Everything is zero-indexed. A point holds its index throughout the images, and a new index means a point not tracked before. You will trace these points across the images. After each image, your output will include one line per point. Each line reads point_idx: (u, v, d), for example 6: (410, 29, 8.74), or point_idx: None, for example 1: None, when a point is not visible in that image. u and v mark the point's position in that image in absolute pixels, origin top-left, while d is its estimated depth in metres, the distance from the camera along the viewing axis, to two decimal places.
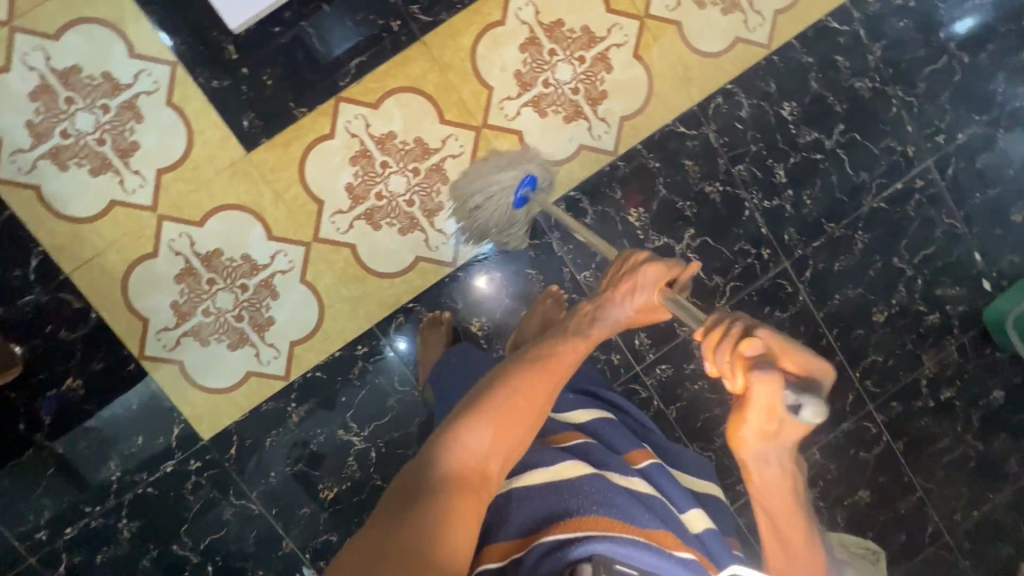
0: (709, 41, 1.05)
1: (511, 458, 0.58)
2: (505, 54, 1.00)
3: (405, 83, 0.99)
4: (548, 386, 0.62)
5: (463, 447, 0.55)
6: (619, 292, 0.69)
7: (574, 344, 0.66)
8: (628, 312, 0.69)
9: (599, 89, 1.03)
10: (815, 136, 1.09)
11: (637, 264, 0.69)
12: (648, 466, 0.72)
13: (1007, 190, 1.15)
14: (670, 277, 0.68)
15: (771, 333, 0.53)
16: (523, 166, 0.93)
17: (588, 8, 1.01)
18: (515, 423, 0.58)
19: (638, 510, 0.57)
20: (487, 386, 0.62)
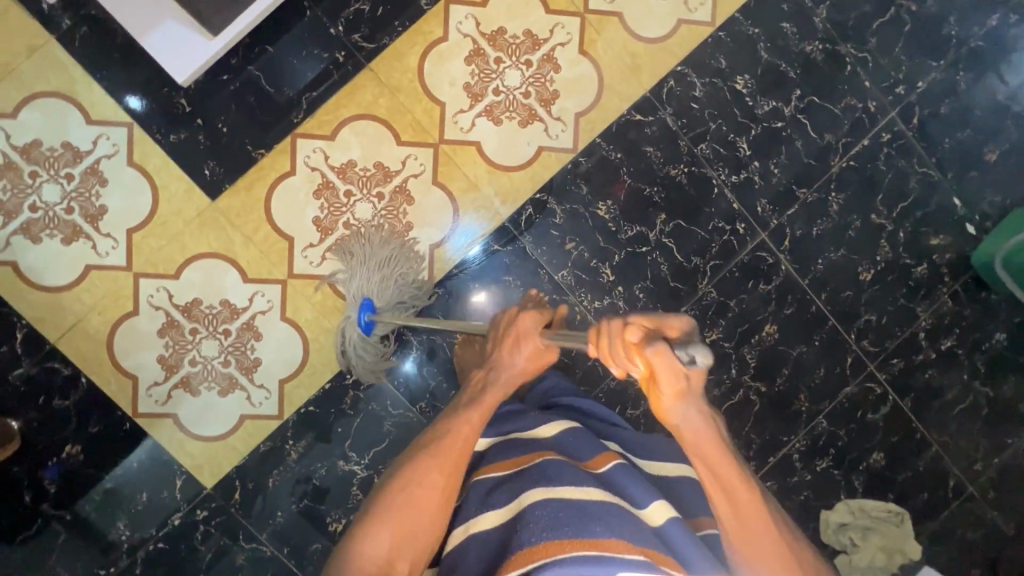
0: (653, 26, 1.05)
1: (415, 553, 0.66)
2: (452, 68, 1.01)
3: (358, 111, 1.00)
4: (443, 471, 0.71)
5: (365, 556, 0.65)
6: (504, 350, 0.80)
7: (467, 416, 0.76)
8: (519, 364, 0.80)
9: (550, 90, 1.03)
10: (773, 105, 1.09)
11: (513, 320, 0.81)
12: (609, 469, 0.69)
13: (976, 131, 1.14)
14: (542, 322, 0.81)
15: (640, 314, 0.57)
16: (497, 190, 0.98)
17: (527, 12, 1.02)
18: (413, 515, 0.68)
19: (588, 522, 0.58)
20: (387, 484, 0.72)
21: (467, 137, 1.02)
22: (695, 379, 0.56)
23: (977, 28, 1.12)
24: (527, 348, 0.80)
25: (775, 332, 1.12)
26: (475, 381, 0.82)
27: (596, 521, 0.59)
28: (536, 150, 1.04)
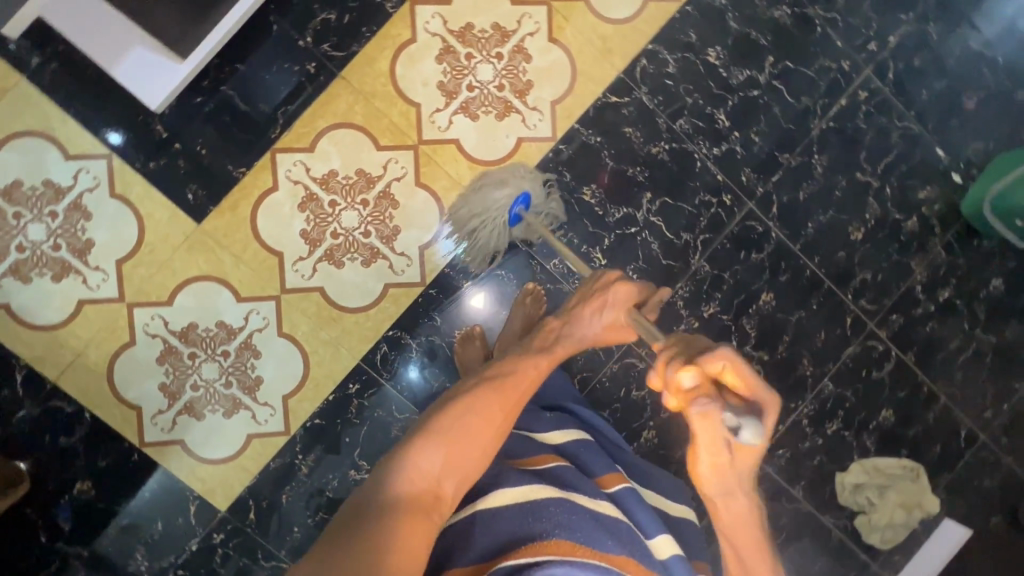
0: (619, 8, 1.05)
1: (464, 480, 0.64)
2: (423, 69, 1.01)
3: (335, 120, 1.00)
4: (504, 409, 0.71)
5: (419, 469, 0.62)
6: (590, 310, 0.81)
7: (534, 361, 0.77)
8: (597, 328, 0.81)
9: (524, 81, 1.03)
10: (747, 74, 1.09)
11: (608, 284, 0.82)
12: (618, 491, 0.77)
13: (951, 80, 1.14)
14: (632, 297, 0.81)
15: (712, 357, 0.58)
16: (514, 182, 0.96)
17: (493, 6, 1.02)
18: (470, 440, 0.66)
19: (600, 535, 0.63)
20: (441, 410, 0.69)
21: (445, 135, 1.02)
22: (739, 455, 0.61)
23: None
24: (616, 315, 0.80)
25: (773, 299, 1.12)
26: (547, 331, 0.82)
27: (608, 536, 0.63)
28: (516, 142, 1.04)
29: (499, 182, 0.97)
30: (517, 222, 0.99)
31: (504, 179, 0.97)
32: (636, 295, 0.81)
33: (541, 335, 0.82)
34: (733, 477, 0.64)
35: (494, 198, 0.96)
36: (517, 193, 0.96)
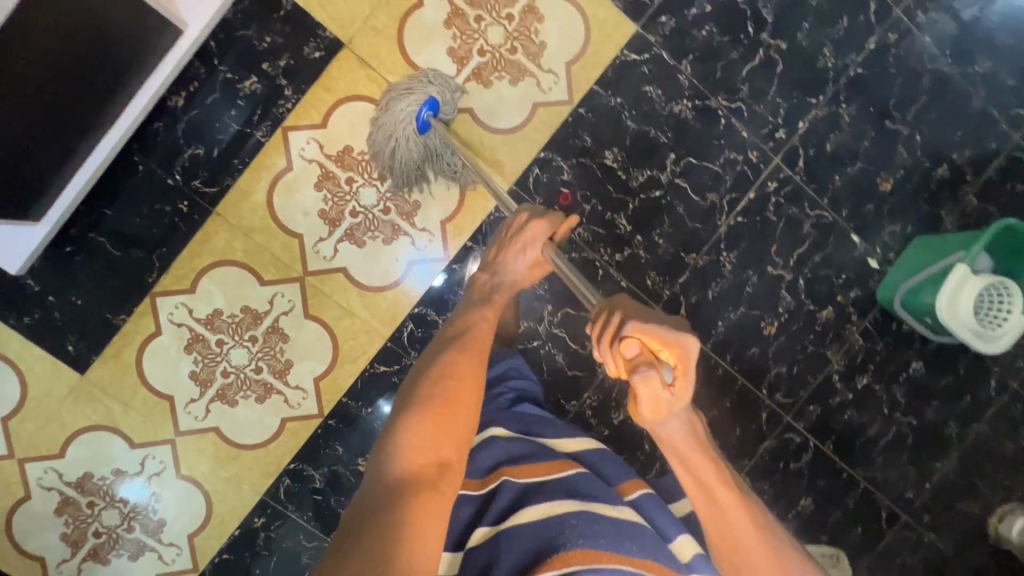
0: (507, 116, 0.99)
1: (460, 440, 0.68)
2: (303, 198, 0.97)
3: (215, 257, 0.96)
4: (472, 367, 0.73)
5: (412, 446, 0.64)
6: (513, 252, 0.83)
7: (483, 313, 0.80)
8: (523, 268, 0.84)
9: (410, 202, 0.99)
10: (649, 174, 1.03)
11: (523, 225, 0.83)
12: (638, 497, 0.76)
13: (866, 163, 1.09)
14: (551, 231, 0.83)
15: (636, 326, 0.64)
16: (419, 88, 0.91)
17: (372, 126, 0.97)
18: (456, 406, 0.69)
19: (624, 541, 0.64)
20: (417, 383, 0.71)
21: (332, 264, 0.99)
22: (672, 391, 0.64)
23: (854, 55, 1.06)
24: (535, 253, 0.83)
25: None
26: (481, 285, 0.85)
27: (630, 540, 0.65)
28: (407, 265, 1.00)
29: (400, 92, 0.91)
30: (426, 130, 0.93)
31: (410, 89, 0.91)
32: (556, 227, 0.84)
33: (475, 290, 0.84)
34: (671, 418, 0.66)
35: (398, 110, 0.91)
36: (422, 98, 0.91)
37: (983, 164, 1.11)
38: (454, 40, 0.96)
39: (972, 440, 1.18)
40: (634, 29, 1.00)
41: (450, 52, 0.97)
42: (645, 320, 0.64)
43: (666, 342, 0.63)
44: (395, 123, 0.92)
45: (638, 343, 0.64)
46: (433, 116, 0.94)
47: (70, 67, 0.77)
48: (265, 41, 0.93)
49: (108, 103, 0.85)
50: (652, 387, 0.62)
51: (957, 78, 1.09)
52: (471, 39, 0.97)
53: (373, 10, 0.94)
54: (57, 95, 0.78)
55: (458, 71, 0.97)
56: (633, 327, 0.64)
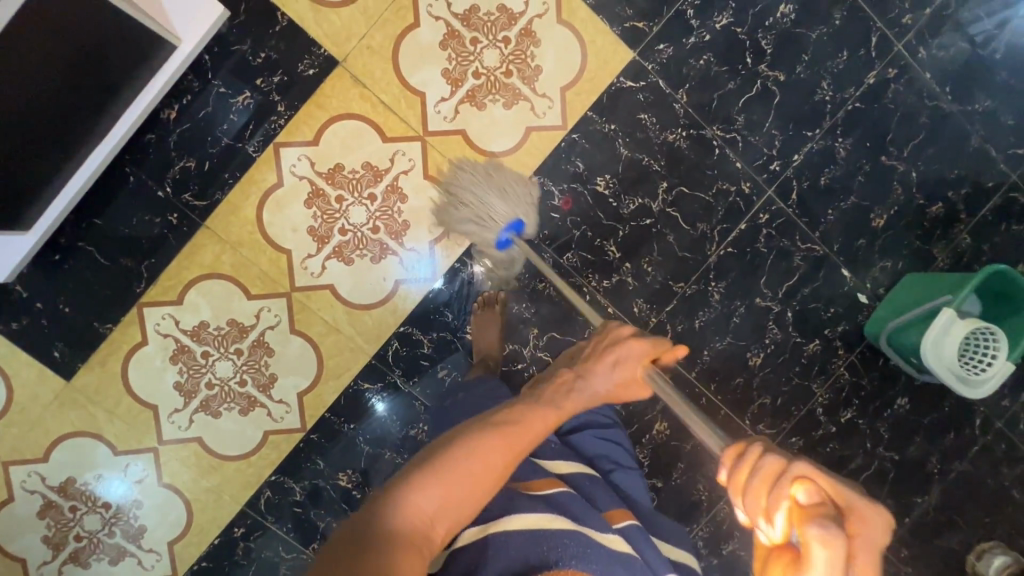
0: (499, 139, 0.99)
1: (460, 521, 0.55)
2: (292, 214, 0.97)
3: (202, 270, 0.97)
4: (511, 451, 0.59)
5: (412, 508, 0.53)
6: (604, 363, 0.70)
7: (546, 412, 0.65)
8: (610, 385, 0.69)
9: (399, 221, 0.99)
10: (640, 202, 1.03)
11: (622, 339, 0.70)
12: (627, 527, 0.70)
13: (860, 198, 1.08)
14: (655, 354, 0.69)
15: (811, 468, 0.41)
16: (517, 206, 0.95)
17: (363, 144, 0.96)
18: (476, 483, 0.56)
19: (616, 569, 0.57)
20: (445, 442, 0.59)
21: (319, 281, 0.99)
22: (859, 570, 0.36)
23: (853, 90, 1.05)
24: (630, 373, 0.68)
25: (667, 428, 1.09)
26: (557, 385, 0.70)
27: (622, 570, 0.57)
28: (394, 284, 1.00)
29: (496, 189, 0.95)
30: (505, 246, 0.98)
31: (503, 189, 0.95)
32: (659, 349, 0.69)
33: (551, 386, 0.70)
34: None
35: (490, 206, 0.94)
36: (513, 218, 0.95)
37: (978, 203, 1.11)
38: (449, 62, 0.96)
39: (954, 477, 1.18)
40: (631, 57, 1.00)
41: (445, 73, 0.96)
42: (818, 465, 0.42)
43: (856, 506, 0.38)
44: (485, 207, 0.95)
45: (812, 488, 0.39)
46: (515, 235, 0.97)
47: (65, 80, 0.76)
48: (259, 56, 0.93)
49: (101, 115, 0.84)
50: (835, 573, 0.35)
51: (956, 115, 1.08)
52: (467, 61, 0.96)
53: (369, 29, 0.94)
54: (42, 108, 0.76)
55: (452, 93, 0.97)
56: (806, 466, 0.41)
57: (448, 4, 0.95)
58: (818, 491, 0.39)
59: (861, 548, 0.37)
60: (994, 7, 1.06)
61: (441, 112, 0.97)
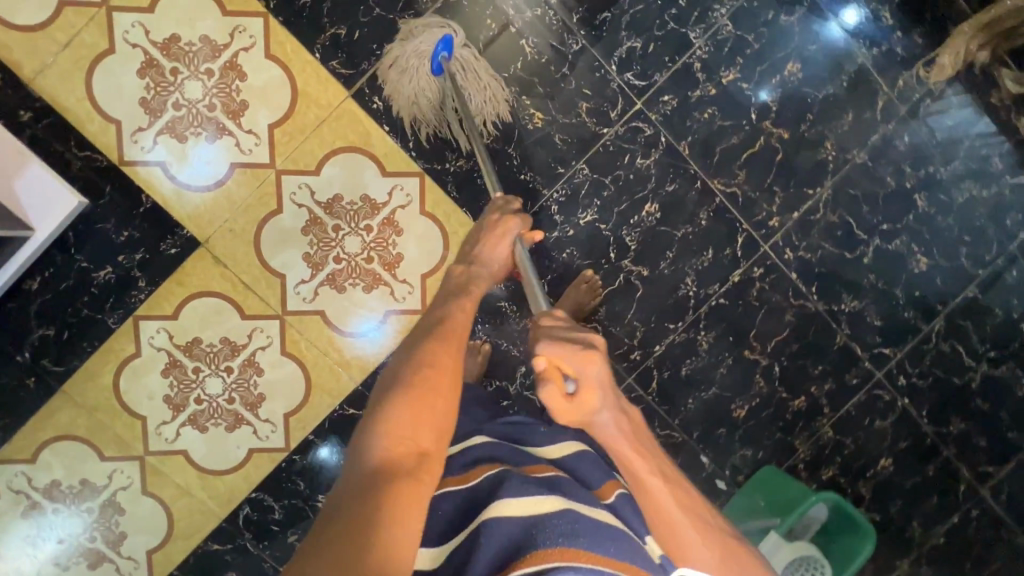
0: (358, 320, 1.01)
1: (441, 429, 0.60)
2: (148, 382, 0.99)
3: (58, 431, 0.99)
4: (450, 354, 0.65)
5: (389, 437, 0.58)
6: (495, 237, 0.79)
7: (459, 303, 0.71)
8: (503, 256, 0.80)
9: (255, 393, 1.01)
10: (497, 383, 1.06)
11: (505, 221, 0.80)
12: (625, 502, 0.63)
13: (721, 389, 1.09)
14: (525, 226, 0.81)
15: (543, 342, 0.60)
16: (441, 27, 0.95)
17: (222, 320, 0.99)
18: (435, 394, 0.61)
19: (605, 541, 0.52)
20: (393, 370, 0.65)
21: (172, 446, 1.01)
22: (586, 398, 0.58)
23: (716, 286, 1.07)
24: (514, 237, 0.79)
25: None
26: (456, 276, 0.77)
27: (613, 542, 0.53)
28: (247, 452, 1.02)
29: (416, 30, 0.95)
30: (439, 71, 0.95)
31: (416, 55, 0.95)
32: (524, 228, 0.81)
33: (454, 281, 0.76)
34: (592, 426, 0.59)
35: (413, 43, 0.94)
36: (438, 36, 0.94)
37: (841, 398, 1.12)
38: (311, 246, 0.99)
39: None
40: None
41: (306, 257, 0.99)
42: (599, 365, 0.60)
43: (569, 363, 0.58)
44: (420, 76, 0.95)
45: (547, 359, 0.59)
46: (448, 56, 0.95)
47: None
48: (122, 235, 0.96)
49: None
50: (558, 407, 0.59)
51: (822, 314, 1.09)
52: (329, 246, 0.99)
53: (231, 213, 0.97)
54: None
55: (313, 275, 0.99)
56: (541, 343, 0.60)
57: (311, 192, 0.98)
58: (546, 356, 0.59)
59: (584, 388, 0.58)
60: (864, 213, 1.08)
61: (301, 292, 1.00)
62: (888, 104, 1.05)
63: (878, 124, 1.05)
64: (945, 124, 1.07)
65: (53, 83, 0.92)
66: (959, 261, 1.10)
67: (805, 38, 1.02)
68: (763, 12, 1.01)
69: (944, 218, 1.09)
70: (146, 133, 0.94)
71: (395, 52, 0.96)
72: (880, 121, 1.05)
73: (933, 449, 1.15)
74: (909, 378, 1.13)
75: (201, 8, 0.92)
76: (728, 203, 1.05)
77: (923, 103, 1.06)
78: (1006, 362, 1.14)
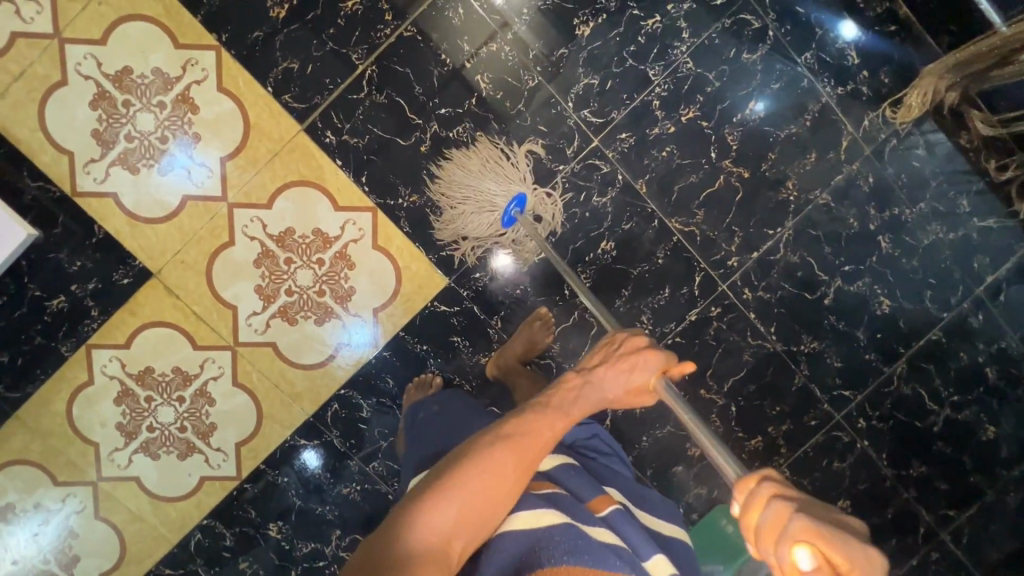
0: (309, 352, 1.01)
1: (478, 534, 0.59)
2: (101, 409, 1.00)
3: (13, 456, 1.00)
4: (520, 467, 0.63)
5: (428, 527, 0.57)
6: (614, 368, 0.71)
7: (556, 419, 0.68)
8: (620, 389, 0.71)
9: (207, 422, 1.02)
10: None
11: (637, 349, 0.72)
12: (610, 513, 0.68)
13: (676, 427, 1.09)
14: (666, 366, 0.70)
15: (801, 522, 0.43)
16: (514, 182, 0.98)
17: (174, 349, 1.00)
18: (487, 501, 0.60)
19: (606, 557, 0.58)
20: (460, 458, 0.64)
21: (125, 472, 1.02)
22: None
23: (674, 325, 1.06)
24: (647, 381, 0.70)
25: None
26: (564, 389, 0.72)
27: (614, 555, 0.59)
28: (199, 480, 1.03)
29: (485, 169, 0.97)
30: (510, 224, 1.00)
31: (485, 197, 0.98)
32: (670, 364, 0.71)
33: (558, 390, 0.72)
34: None
35: (490, 189, 0.97)
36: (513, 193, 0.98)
37: (798, 440, 1.11)
38: (262, 279, 0.99)
39: None
40: (445, 283, 1.01)
41: (258, 289, 0.99)
42: (820, 521, 0.43)
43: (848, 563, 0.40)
44: (488, 194, 0.97)
45: (810, 551, 0.42)
46: (519, 211, 0.99)
47: None
48: (74, 264, 0.96)
49: None
50: None
51: (780, 355, 1.08)
52: (280, 279, 0.99)
53: (183, 244, 0.97)
54: None
55: (264, 307, 1.00)
56: (804, 526, 0.42)
57: (263, 225, 0.98)
58: (815, 550, 0.41)
59: None
60: (826, 254, 1.06)
61: (253, 323, 1.00)
62: (853, 144, 1.03)
63: (842, 164, 1.04)
64: (911, 165, 1.04)
65: (5, 113, 0.92)
66: (924, 304, 1.09)
67: (767, 76, 1.00)
68: (725, 49, 0.99)
69: (909, 260, 1.07)
70: (98, 164, 0.94)
71: (349, 87, 0.95)
72: (844, 161, 1.04)
73: (893, 492, 1.14)
74: (869, 420, 1.11)
75: (153, 40, 0.92)
76: (686, 242, 1.03)
77: (889, 143, 1.04)
78: (970, 407, 1.12)
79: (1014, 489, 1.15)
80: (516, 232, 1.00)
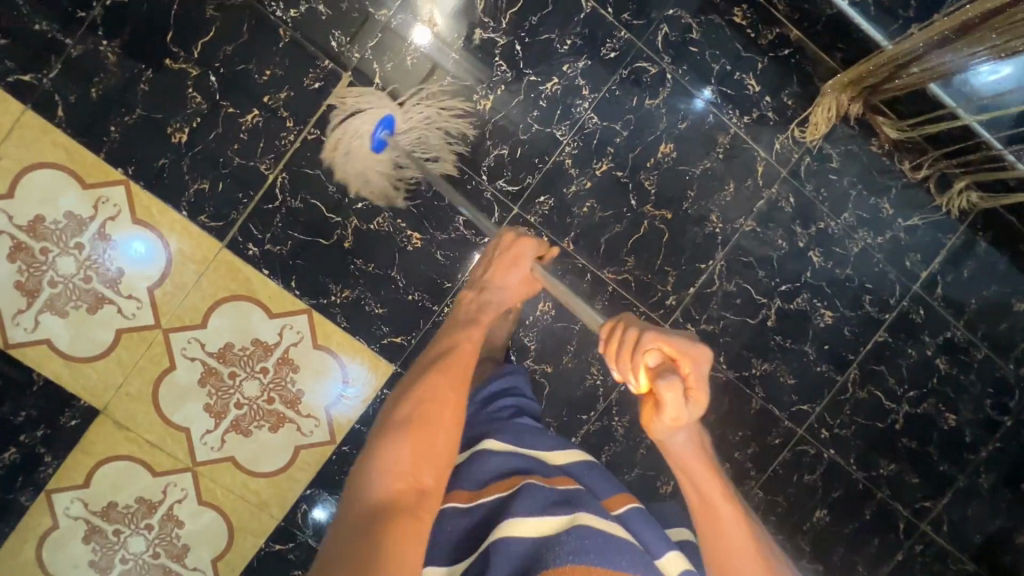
0: (268, 460, 1.02)
1: (441, 460, 0.63)
2: (71, 551, 1.00)
3: None
4: (453, 389, 0.69)
5: (389, 470, 0.61)
6: (501, 265, 0.83)
7: (466, 334, 0.76)
8: (515, 283, 0.83)
9: (179, 544, 1.02)
10: None
11: (514, 240, 0.84)
12: (627, 513, 0.64)
13: (645, 468, 1.09)
14: (540, 250, 0.85)
15: (654, 335, 0.60)
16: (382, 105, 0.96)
17: (135, 480, 1.00)
18: (433, 427, 0.65)
19: (614, 555, 0.53)
20: (394, 405, 0.69)
21: None
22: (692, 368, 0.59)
23: None
24: (525, 269, 0.83)
25: None
26: (466, 304, 0.81)
27: (622, 555, 0.54)
28: None
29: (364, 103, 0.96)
30: (381, 147, 0.97)
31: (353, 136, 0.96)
32: (542, 248, 0.86)
33: (460, 310, 0.81)
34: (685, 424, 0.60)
35: (357, 122, 0.96)
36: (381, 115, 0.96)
37: (766, 460, 1.12)
38: (210, 396, 0.99)
39: None
40: (392, 370, 1.02)
41: (207, 408, 1.00)
42: (660, 332, 0.61)
43: (684, 351, 0.59)
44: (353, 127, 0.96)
45: (658, 354, 0.60)
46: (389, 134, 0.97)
47: None
48: (20, 415, 0.96)
49: None
50: (676, 399, 0.58)
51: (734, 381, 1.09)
52: (227, 393, 1.00)
53: (125, 377, 0.98)
54: None
55: (216, 425, 1.00)
56: (652, 335, 0.61)
57: (201, 345, 0.98)
58: (663, 351, 0.60)
59: (688, 376, 0.59)
60: (761, 278, 1.07)
61: (208, 442, 1.00)
62: (768, 169, 1.05)
63: (761, 189, 1.05)
64: (829, 179, 1.06)
65: None
66: (864, 309, 1.10)
67: (673, 118, 1.02)
68: (626, 99, 1.01)
69: (843, 269, 1.09)
70: (26, 313, 0.94)
71: (263, 197, 0.96)
72: (763, 186, 1.05)
73: (868, 492, 1.15)
74: (832, 429, 1.13)
75: (61, 184, 0.93)
76: (622, 289, 1.04)
77: (804, 161, 1.05)
78: (927, 399, 1.14)
79: (983, 470, 1.17)
80: (391, 155, 0.97)
